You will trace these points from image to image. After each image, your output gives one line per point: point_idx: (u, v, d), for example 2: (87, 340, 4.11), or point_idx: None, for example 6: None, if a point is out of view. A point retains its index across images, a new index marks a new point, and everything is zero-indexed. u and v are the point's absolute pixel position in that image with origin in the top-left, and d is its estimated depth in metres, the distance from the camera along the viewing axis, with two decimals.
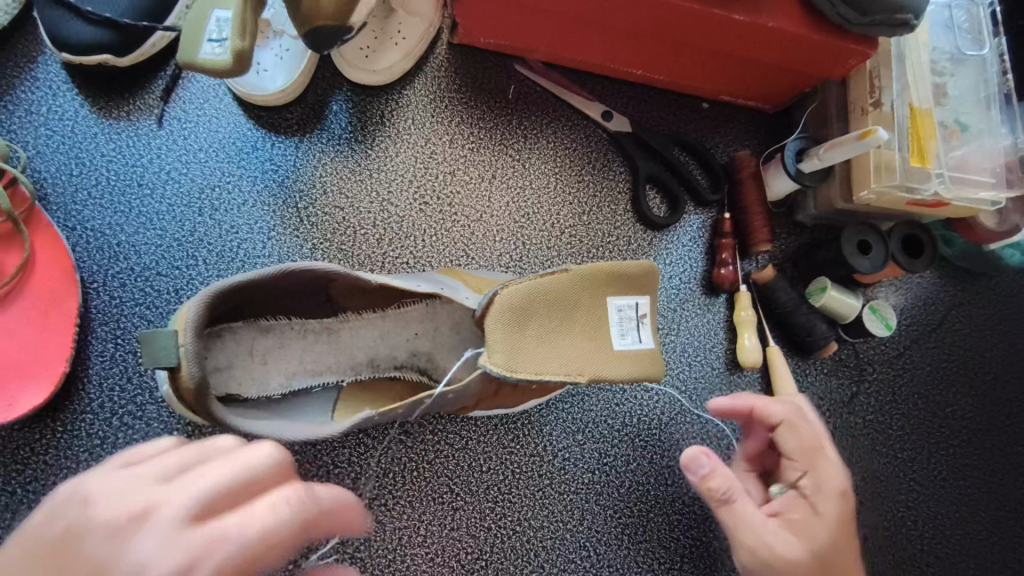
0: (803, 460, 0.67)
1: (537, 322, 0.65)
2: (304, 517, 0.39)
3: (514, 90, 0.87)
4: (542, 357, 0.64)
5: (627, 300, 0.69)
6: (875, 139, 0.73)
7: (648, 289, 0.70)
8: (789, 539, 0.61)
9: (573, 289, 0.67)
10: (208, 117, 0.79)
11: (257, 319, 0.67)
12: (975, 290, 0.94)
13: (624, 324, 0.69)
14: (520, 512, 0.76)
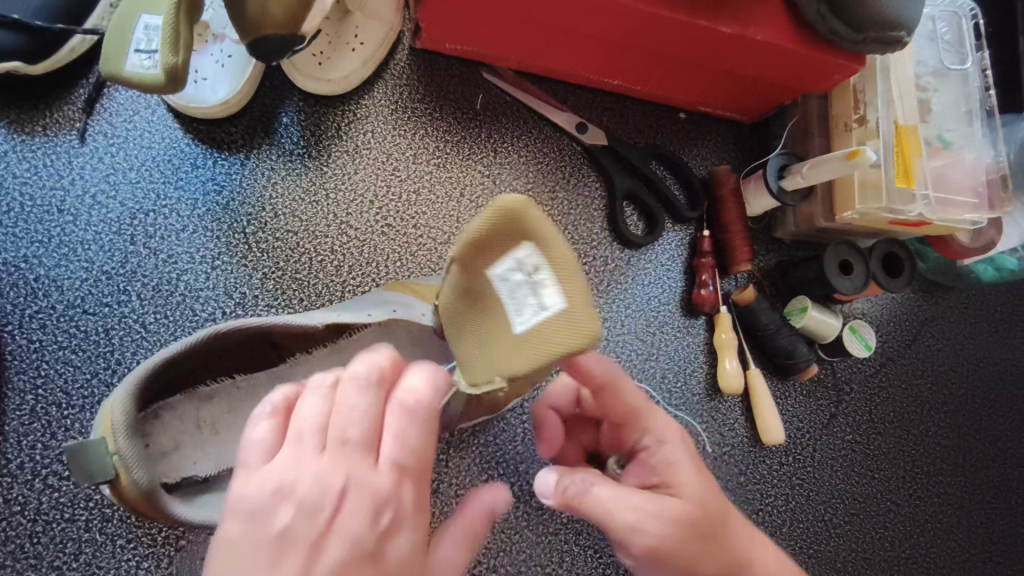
0: (633, 424, 0.59)
1: (472, 321, 0.51)
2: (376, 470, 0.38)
3: (482, 100, 0.81)
4: (474, 350, 0.50)
5: (508, 261, 0.45)
6: (864, 160, 0.70)
7: (526, 231, 0.42)
8: (675, 500, 0.54)
9: (467, 273, 0.49)
10: (139, 132, 0.70)
11: (196, 386, 0.58)
12: (947, 304, 0.93)
13: (516, 297, 0.45)
14: (496, 558, 0.71)
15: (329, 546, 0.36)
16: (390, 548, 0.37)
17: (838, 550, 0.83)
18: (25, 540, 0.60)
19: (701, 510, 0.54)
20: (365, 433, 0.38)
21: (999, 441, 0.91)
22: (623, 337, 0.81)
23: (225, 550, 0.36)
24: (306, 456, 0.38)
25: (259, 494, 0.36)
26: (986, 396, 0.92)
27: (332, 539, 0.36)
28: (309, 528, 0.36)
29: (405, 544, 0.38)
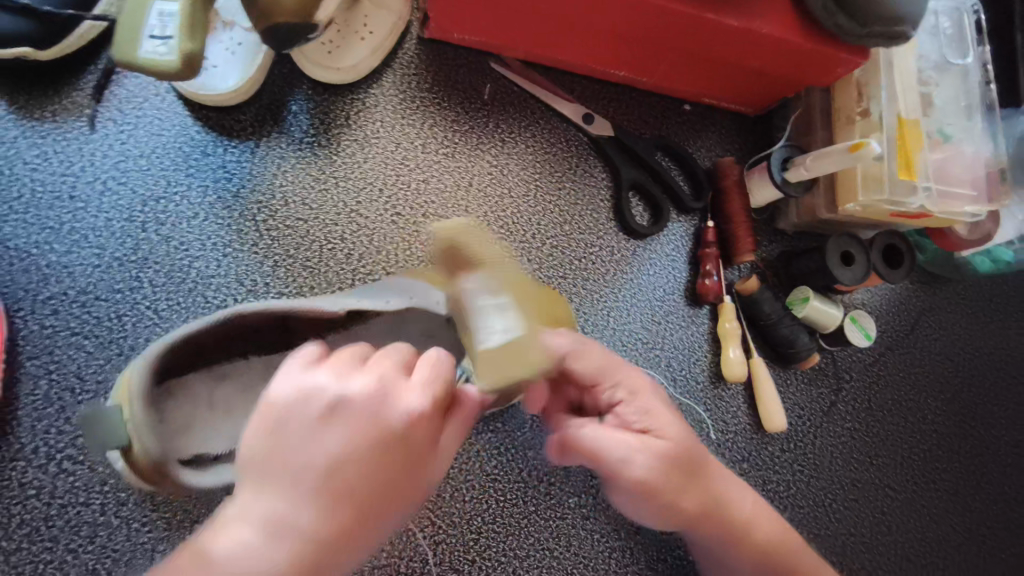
0: (605, 383, 0.61)
1: (460, 319, 0.59)
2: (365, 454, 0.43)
3: (489, 90, 0.81)
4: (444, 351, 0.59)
5: (483, 284, 0.56)
6: (866, 152, 0.71)
7: (472, 258, 0.58)
8: (657, 441, 0.59)
9: (456, 286, 0.59)
10: (149, 119, 0.70)
11: (209, 364, 0.58)
12: (944, 295, 0.94)
13: (485, 313, 0.55)
14: (505, 542, 0.72)
15: (359, 431, 0.43)
16: (415, 443, 0.45)
17: (838, 535, 0.84)
18: (40, 524, 0.61)
19: (682, 449, 0.60)
20: (393, 360, 0.47)
21: (993, 429, 0.93)
22: (629, 326, 0.82)
23: (272, 428, 0.43)
24: (344, 366, 0.46)
25: (304, 389, 0.44)
26: (982, 385, 0.94)
27: (365, 424, 0.44)
28: (347, 415, 0.44)
29: (427, 443, 0.46)
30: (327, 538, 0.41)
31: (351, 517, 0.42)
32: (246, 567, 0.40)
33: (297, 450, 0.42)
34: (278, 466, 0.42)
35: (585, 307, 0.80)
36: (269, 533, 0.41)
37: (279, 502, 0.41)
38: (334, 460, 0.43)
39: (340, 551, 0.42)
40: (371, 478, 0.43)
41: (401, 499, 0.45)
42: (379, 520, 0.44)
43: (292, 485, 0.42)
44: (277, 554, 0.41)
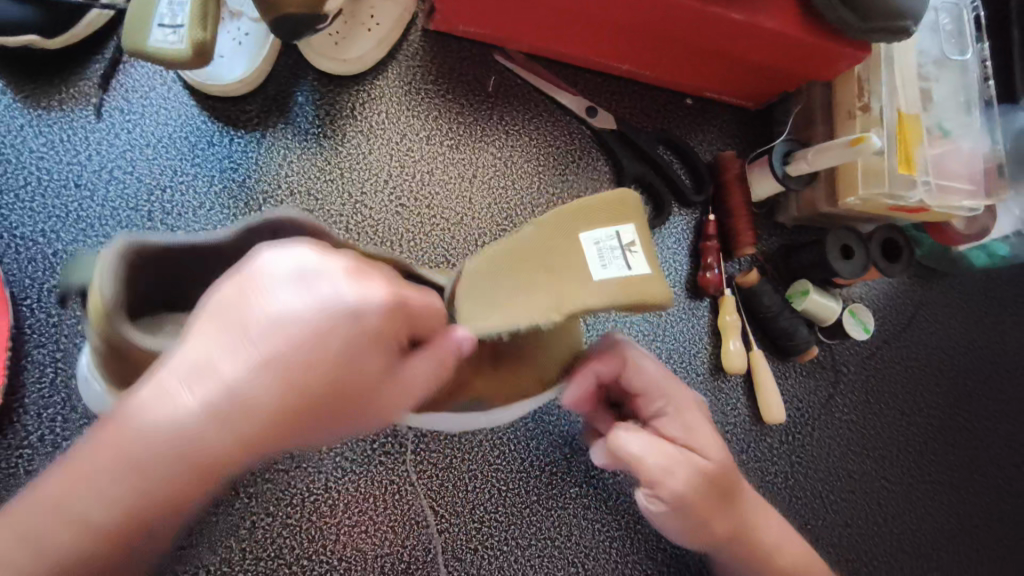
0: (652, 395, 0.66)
1: (511, 274, 0.56)
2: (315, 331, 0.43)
3: (494, 82, 0.82)
4: (511, 309, 0.53)
5: (603, 231, 0.55)
6: (867, 146, 0.72)
7: (626, 216, 0.56)
8: (701, 459, 0.62)
9: (548, 235, 0.57)
10: (155, 108, 0.70)
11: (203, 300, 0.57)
12: (940, 290, 0.96)
13: (607, 254, 0.54)
14: (507, 531, 0.72)
15: (319, 307, 0.43)
16: (367, 337, 0.45)
17: (834, 526, 0.85)
18: None
19: (720, 467, 0.63)
20: (375, 266, 0.49)
21: (988, 423, 0.95)
22: (630, 318, 0.82)
23: (237, 286, 0.43)
24: (325, 251, 0.47)
25: (276, 258, 0.45)
26: (977, 379, 0.95)
27: (326, 304, 0.44)
28: (312, 286, 0.44)
29: (382, 341, 0.46)
30: (251, 403, 0.40)
31: (286, 390, 0.41)
32: (158, 410, 0.39)
33: (250, 309, 0.42)
34: (226, 319, 0.42)
35: None
36: (194, 382, 0.40)
37: (212, 354, 0.40)
38: (284, 328, 0.42)
39: (267, 425, 0.41)
40: (319, 362, 0.43)
41: (343, 397, 0.44)
42: (314, 403, 0.43)
43: (233, 339, 0.41)
44: (195, 402, 0.39)
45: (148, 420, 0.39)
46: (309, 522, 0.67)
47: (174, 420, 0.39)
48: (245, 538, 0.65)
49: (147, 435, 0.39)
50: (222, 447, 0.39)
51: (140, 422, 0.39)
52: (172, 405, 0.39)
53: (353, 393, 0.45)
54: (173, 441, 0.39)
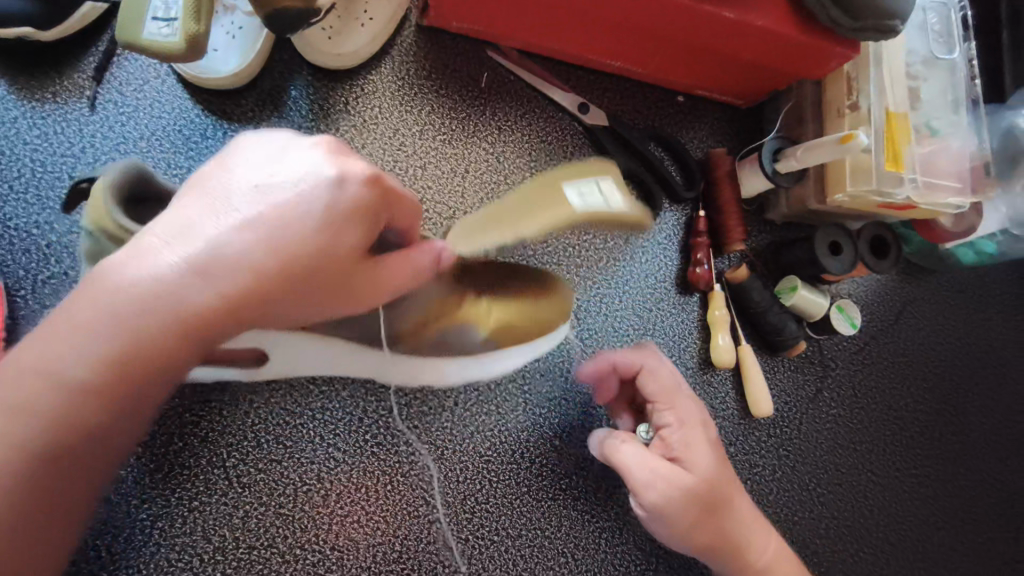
0: (663, 404, 0.71)
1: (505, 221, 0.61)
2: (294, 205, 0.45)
3: (487, 78, 0.83)
4: (491, 239, 0.57)
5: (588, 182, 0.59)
6: (856, 144, 0.73)
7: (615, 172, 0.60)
8: (684, 473, 0.64)
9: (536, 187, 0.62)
10: (149, 102, 0.70)
11: None
12: (928, 287, 0.97)
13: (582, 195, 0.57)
14: (498, 521, 0.73)
15: (298, 177, 0.46)
16: (350, 210, 0.46)
17: (821, 519, 0.86)
18: None
19: (705, 484, 0.65)
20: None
21: (974, 417, 0.96)
22: (621, 313, 0.83)
23: (222, 159, 0.47)
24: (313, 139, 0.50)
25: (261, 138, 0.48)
26: (963, 375, 0.96)
27: (304, 177, 0.46)
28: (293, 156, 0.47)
29: (364, 217, 0.47)
30: (225, 262, 0.44)
31: (261, 254, 0.44)
32: (138, 266, 0.43)
33: (233, 177, 0.46)
34: (209, 185, 0.46)
35: (578, 294, 0.82)
36: (174, 241, 0.44)
37: (192, 216, 0.45)
38: (264, 196, 0.45)
39: (243, 288, 0.44)
40: (296, 234, 0.45)
41: (318, 267, 0.46)
42: (286, 265, 0.45)
43: (215, 203, 0.45)
44: (172, 256, 0.43)
45: (128, 272, 0.43)
46: (302, 511, 0.68)
47: (150, 278, 0.43)
48: (238, 527, 0.65)
49: (121, 291, 0.43)
50: (198, 299, 0.43)
51: (120, 274, 0.43)
52: (150, 258, 0.43)
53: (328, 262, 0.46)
54: (151, 290, 0.43)
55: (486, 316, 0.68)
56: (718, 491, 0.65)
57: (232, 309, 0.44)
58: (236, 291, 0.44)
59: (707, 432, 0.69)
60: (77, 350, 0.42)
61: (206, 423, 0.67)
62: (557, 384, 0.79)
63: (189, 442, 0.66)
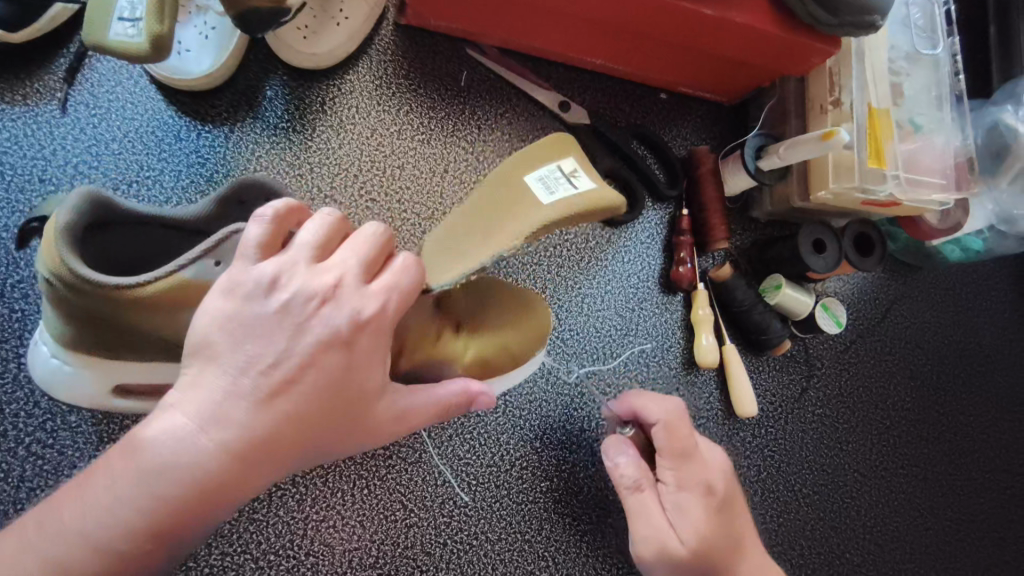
0: (666, 465, 0.67)
1: (471, 226, 0.60)
2: (319, 359, 0.46)
3: (466, 77, 0.82)
4: (481, 237, 0.57)
5: (545, 169, 0.59)
6: (837, 141, 0.72)
7: (570, 154, 0.60)
8: (673, 541, 0.64)
9: (501, 185, 0.60)
10: (120, 104, 0.70)
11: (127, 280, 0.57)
12: (915, 285, 0.96)
13: (551, 182, 0.57)
14: (477, 525, 0.73)
15: (308, 335, 0.45)
16: (363, 347, 0.47)
17: (806, 520, 0.85)
18: (9, 508, 0.61)
19: (692, 550, 0.63)
20: (354, 252, 0.48)
21: (961, 416, 0.95)
22: (603, 312, 0.83)
23: (223, 326, 0.45)
24: (299, 257, 0.47)
25: (248, 283, 0.46)
26: (950, 373, 0.96)
27: (322, 329, 0.46)
28: (296, 316, 0.45)
29: (378, 350, 0.48)
30: (261, 435, 0.45)
31: (293, 415, 0.45)
32: (172, 449, 0.43)
33: (244, 348, 0.45)
34: (223, 358, 0.45)
35: (559, 293, 0.81)
36: (204, 424, 0.44)
37: (217, 394, 0.44)
38: (287, 355, 0.45)
39: (280, 447, 0.45)
40: (323, 386, 0.46)
41: (348, 411, 0.48)
42: (320, 420, 0.47)
43: (238, 379, 0.44)
44: (206, 438, 0.44)
45: (160, 457, 0.43)
46: (277, 517, 0.67)
47: (185, 457, 0.43)
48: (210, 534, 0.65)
49: (159, 474, 0.43)
50: (240, 471, 0.44)
51: (154, 460, 0.43)
52: (182, 440, 0.43)
53: (357, 407, 0.48)
54: (190, 475, 0.43)
55: (462, 353, 0.64)
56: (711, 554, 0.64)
57: (271, 469, 0.46)
58: (280, 455, 0.46)
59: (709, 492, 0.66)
60: (115, 530, 0.42)
61: None
62: (538, 386, 0.78)
63: None
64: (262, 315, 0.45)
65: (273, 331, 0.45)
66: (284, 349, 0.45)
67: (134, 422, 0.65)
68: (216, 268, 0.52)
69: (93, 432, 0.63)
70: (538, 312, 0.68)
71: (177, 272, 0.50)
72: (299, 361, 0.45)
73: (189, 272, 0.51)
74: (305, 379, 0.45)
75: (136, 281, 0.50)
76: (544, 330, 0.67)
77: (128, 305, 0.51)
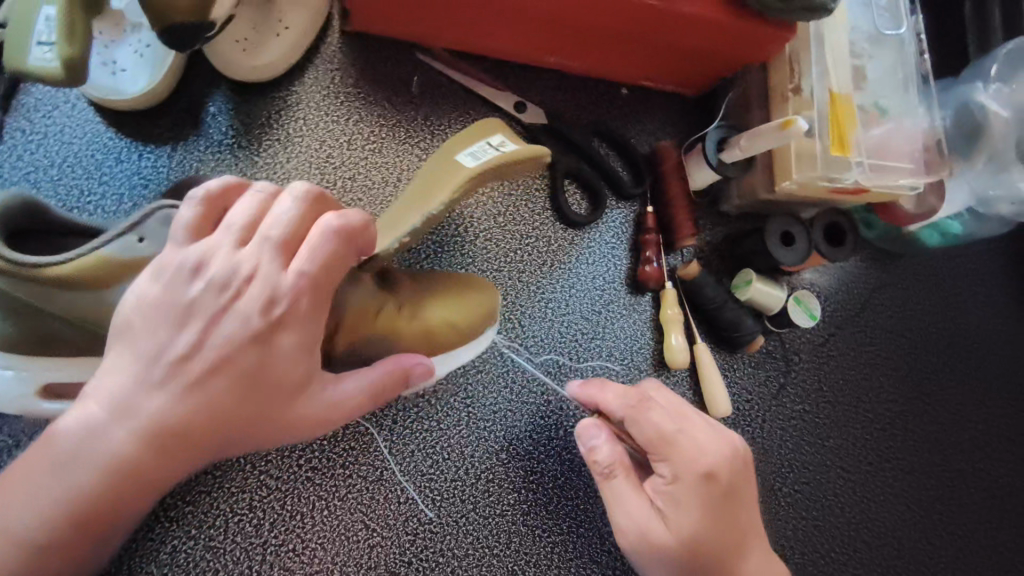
0: (655, 455, 0.60)
1: (406, 205, 0.61)
2: (232, 347, 0.47)
3: (417, 82, 0.80)
4: (409, 211, 0.59)
5: (474, 144, 0.61)
6: (796, 130, 0.70)
7: (498, 129, 0.63)
8: (661, 536, 0.58)
9: (435, 166, 0.63)
10: (58, 128, 0.68)
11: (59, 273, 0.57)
12: (896, 272, 0.93)
13: (479, 151, 0.60)
14: (443, 542, 0.72)
15: (225, 323, 0.47)
16: (280, 341, 0.48)
17: (789, 519, 0.83)
18: None
19: (685, 545, 0.58)
20: (270, 234, 0.48)
21: (949, 405, 0.92)
22: (568, 317, 0.81)
23: (143, 310, 0.47)
24: (225, 241, 0.48)
25: (173, 266, 0.47)
26: (936, 361, 0.93)
27: (238, 317, 0.47)
28: (213, 302, 0.47)
29: (300, 344, 0.49)
30: (174, 423, 0.46)
31: (203, 409, 0.46)
32: (89, 438, 0.46)
33: (159, 334, 0.46)
34: (140, 346, 0.46)
35: (521, 299, 0.79)
36: (117, 410, 0.45)
37: (130, 381, 0.46)
38: (201, 345, 0.47)
39: (191, 441, 0.47)
40: (235, 379, 0.47)
41: (264, 406, 0.48)
42: (238, 414, 0.47)
43: (151, 365, 0.46)
44: (118, 427, 0.45)
45: (76, 445, 0.45)
46: (235, 544, 0.66)
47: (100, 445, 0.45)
48: (165, 563, 0.64)
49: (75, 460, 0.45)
50: (152, 459, 0.46)
51: (71, 447, 0.45)
52: (97, 430, 0.45)
53: (280, 402, 0.49)
54: (105, 462, 0.45)
55: (407, 322, 0.61)
56: (704, 549, 0.58)
57: (186, 461, 0.48)
58: (198, 447, 0.47)
59: (708, 481, 0.59)
60: (36, 518, 0.45)
61: None
62: (503, 397, 0.76)
63: None
64: (183, 298, 0.47)
65: (191, 315, 0.47)
66: (202, 333, 0.47)
67: None
68: (141, 245, 0.53)
69: None
70: (486, 294, 0.67)
71: (100, 248, 0.52)
72: (214, 349, 0.47)
73: (112, 248, 0.52)
74: (218, 370, 0.47)
75: (58, 259, 0.51)
76: (492, 309, 0.66)
77: (51, 286, 0.51)
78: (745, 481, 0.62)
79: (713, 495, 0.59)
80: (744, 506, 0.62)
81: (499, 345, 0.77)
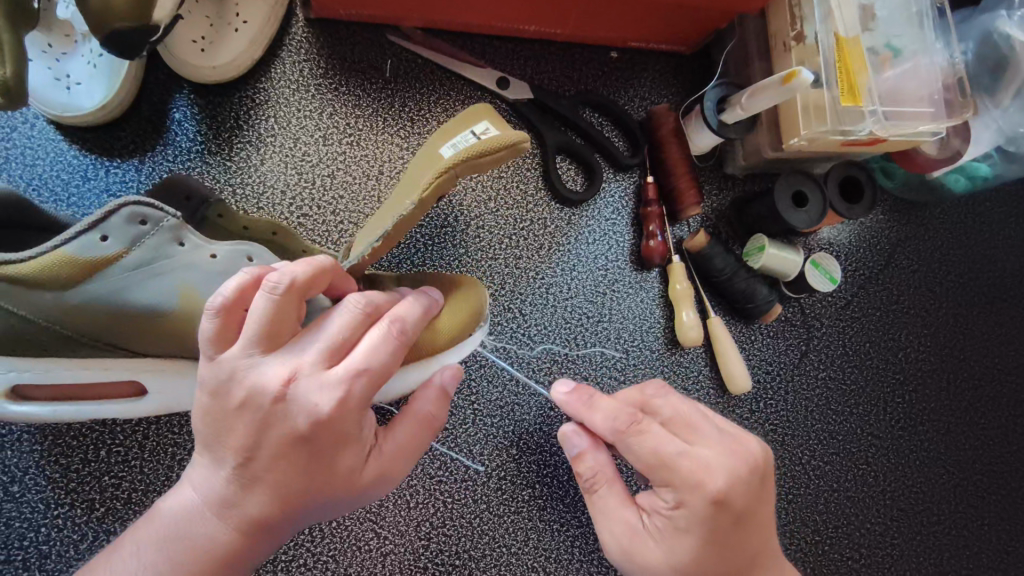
0: (656, 479, 0.55)
1: (394, 200, 0.58)
2: (287, 446, 0.45)
3: (390, 66, 0.75)
4: (397, 203, 0.56)
5: (460, 135, 0.54)
6: (799, 82, 0.64)
7: (483, 113, 0.56)
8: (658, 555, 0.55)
9: (426, 155, 0.58)
10: (20, 150, 0.65)
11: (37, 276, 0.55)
12: (922, 222, 0.87)
13: (460, 142, 0.53)
14: (458, 545, 0.69)
15: (274, 424, 0.45)
16: (324, 441, 0.45)
17: (819, 493, 0.80)
18: None
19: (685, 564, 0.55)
20: (325, 340, 0.46)
21: (985, 358, 0.87)
22: (571, 301, 0.77)
23: (205, 418, 0.46)
24: (264, 338, 0.45)
25: (218, 376, 0.45)
26: (968, 313, 0.87)
27: (287, 415, 0.45)
28: (257, 411, 0.45)
29: (348, 437, 0.46)
30: (256, 515, 0.46)
31: (268, 500, 0.46)
32: (187, 526, 0.47)
33: (219, 440, 0.46)
34: (210, 448, 0.46)
35: (520, 287, 0.75)
36: (208, 500, 0.47)
37: (212, 479, 0.47)
38: (259, 444, 0.45)
39: (270, 527, 0.47)
40: (296, 472, 0.46)
41: (323, 487, 0.47)
42: (300, 504, 0.47)
43: (222, 465, 0.46)
44: (212, 515, 0.47)
45: (173, 529, 0.47)
46: None
47: (197, 535, 0.47)
48: None
49: (174, 547, 0.46)
50: (241, 544, 0.47)
51: (169, 534, 0.47)
52: (191, 521, 0.47)
53: (338, 488, 0.47)
54: (201, 547, 0.46)
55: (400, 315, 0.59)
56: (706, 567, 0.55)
57: (269, 541, 0.48)
58: (275, 530, 0.48)
59: (717, 507, 0.53)
60: None
61: (128, 483, 0.64)
62: (509, 390, 0.73)
63: (114, 508, 0.63)
64: (233, 404, 0.45)
65: (245, 419, 0.45)
66: (258, 435, 0.45)
67: (80, 483, 0.63)
68: (104, 244, 0.50)
69: (39, 501, 0.62)
70: (472, 293, 0.63)
71: (60, 247, 0.49)
72: (273, 447, 0.45)
73: (74, 247, 0.49)
74: (281, 467, 0.45)
75: (19, 259, 0.48)
76: (478, 308, 0.62)
77: (6, 287, 0.48)
78: (762, 501, 0.57)
79: (718, 520, 0.54)
80: (757, 529, 0.57)
81: (501, 336, 0.74)
